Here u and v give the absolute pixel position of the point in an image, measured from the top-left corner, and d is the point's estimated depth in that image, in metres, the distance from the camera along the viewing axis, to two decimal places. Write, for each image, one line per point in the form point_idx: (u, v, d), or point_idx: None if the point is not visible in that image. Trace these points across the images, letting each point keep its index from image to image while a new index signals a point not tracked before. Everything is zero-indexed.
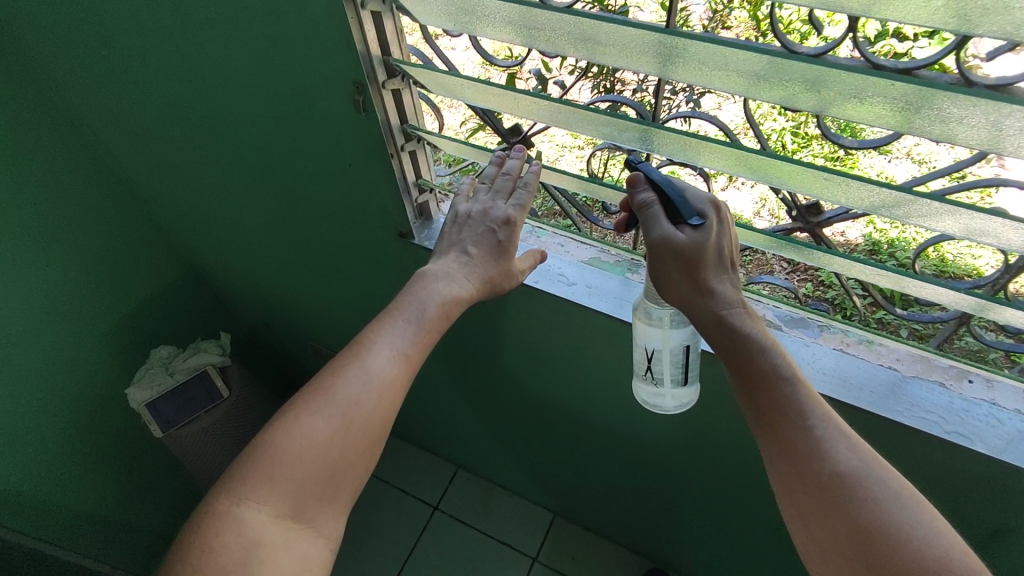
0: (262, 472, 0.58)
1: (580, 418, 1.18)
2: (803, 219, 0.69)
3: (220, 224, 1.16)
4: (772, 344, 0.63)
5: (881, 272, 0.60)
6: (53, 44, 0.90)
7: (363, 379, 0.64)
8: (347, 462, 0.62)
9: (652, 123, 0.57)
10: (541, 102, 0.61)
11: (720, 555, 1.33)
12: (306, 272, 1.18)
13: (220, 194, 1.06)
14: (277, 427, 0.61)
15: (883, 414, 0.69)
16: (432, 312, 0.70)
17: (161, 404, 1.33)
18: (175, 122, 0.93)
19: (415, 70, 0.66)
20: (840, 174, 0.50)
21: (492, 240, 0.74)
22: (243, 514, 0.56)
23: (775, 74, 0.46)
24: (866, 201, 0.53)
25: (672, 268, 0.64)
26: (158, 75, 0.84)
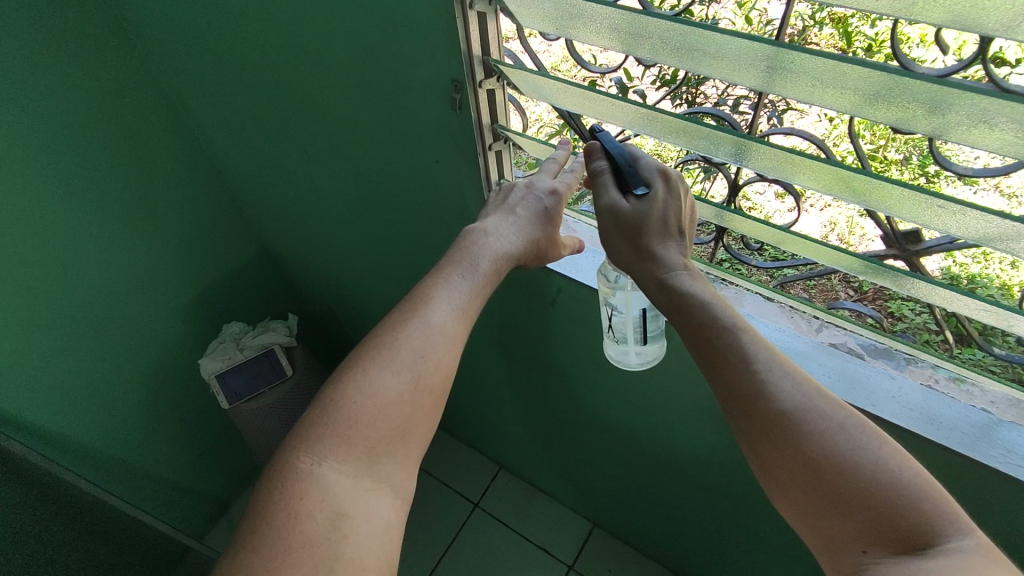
0: (338, 429, 0.59)
1: (633, 430, 1.17)
2: (900, 246, 0.67)
3: (300, 211, 1.22)
4: (714, 296, 0.65)
5: (987, 307, 0.57)
6: (171, 33, 0.97)
7: (419, 327, 0.66)
8: (412, 415, 0.63)
9: (748, 136, 0.56)
10: (634, 109, 0.61)
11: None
12: (376, 262, 1.21)
13: (304, 181, 1.11)
14: (340, 380, 0.63)
15: (973, 456, 0.66)
16: (486, 269, 0.72)
17: (230, 377, 1.38)
18: (272, 112, 0.98)
19: (511, 70, 0.67)
20: (956, 202, 0.48)
21: (539, 207, 0.75)
22: (322, 472, 0.57)
23: (894, 94, 0.44)
24: (978, 231, 0.51)
25: (616, 233, 0.69)
26: (263, 65, 0.88)
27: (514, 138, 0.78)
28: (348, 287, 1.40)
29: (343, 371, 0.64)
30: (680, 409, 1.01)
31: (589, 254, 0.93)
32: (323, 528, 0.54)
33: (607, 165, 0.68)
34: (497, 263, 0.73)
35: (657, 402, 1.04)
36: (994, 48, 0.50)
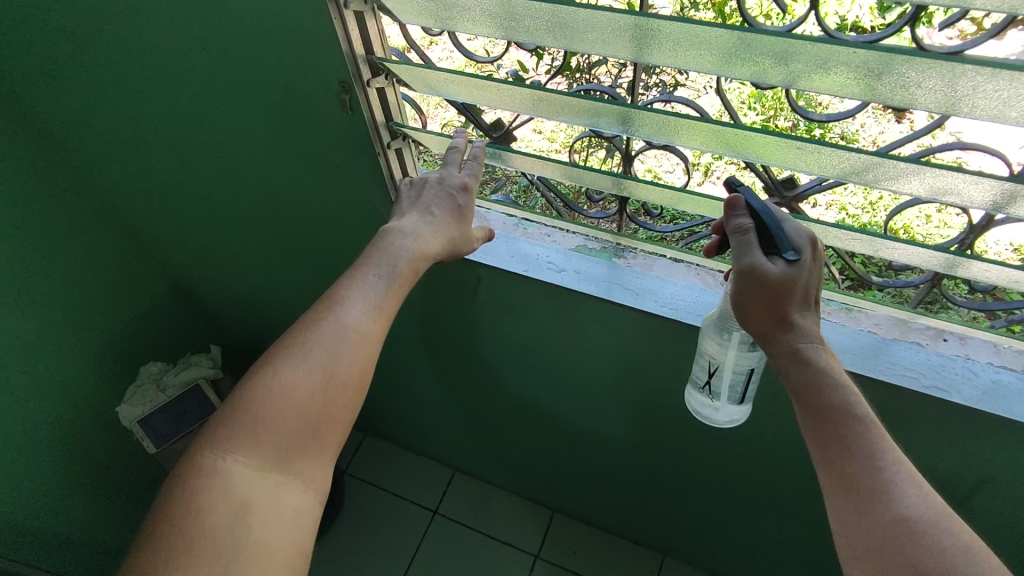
0: (250, 427, 0.62)
1: (573, 410, 1.20)
2: (779, 194, 0.73)
3: (205, 237, 1.17)
4: (845, 380, 0.63)
5: (856, 236, 0.63)
6: (27, 65, 0.91)
7: (334, 322, 0.67)
8: (329, 414, 0.65)
9: (631, 105, 0.59)
10: (522, 91, 0.63)
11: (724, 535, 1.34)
12: (289, 277, 1.17)
13: (203, 206, 1.06)
14: (257, 386, 0.63)
15: (867, 373, 0.73)
16: (404, 270, 0.72)
17: (154, 421, 1.33)
18: (156, 134, 0.94)
19: (398, 67, 0.67)
20: (813, 144, 0.53)
21: (451, 205, 0.76)
22: (233, 470, 0.60)
23: (744, 51, 0.48)
24: (838, 168, 0.56)
25: (756, 297, 0.63)
26: (139, 85, 0.84)
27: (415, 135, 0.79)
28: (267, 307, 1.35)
29: (263, 371, 0.64)
30: (616, 376, 1.04)
31: (505, 241, 0.94)
32: (227, 519, 0.57)
33: (751, 223, 0.64)
34: (412, 264, 0.72)
35: (594, 373, 1.06)
36: (849, 17, 0.56)
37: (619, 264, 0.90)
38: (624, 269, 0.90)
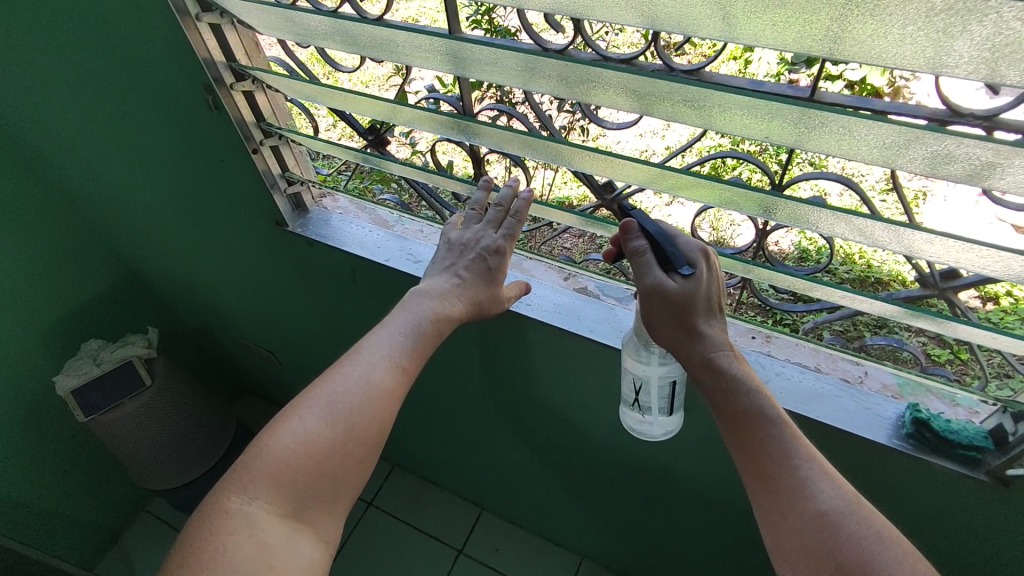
0: (269, 473, 0.56)
1: (706, 541, 1.08)
2: (934, 285, 0.59)
3: (312, 350, 1.20)
4: None
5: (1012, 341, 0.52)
6: (177, 219, 1.02)
7: (794, 473, 0.53)
8: (346, 467, 0.59)
9: (775, 193, 0.55)
10: (644, 167, 0.59)
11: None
12: (322, 338, 1.12)
13: (323, 328, 1.09)
14: (276, 439, 0.58)
15: None
16: (744, 408, 0.56)
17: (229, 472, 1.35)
18: (290, 273, 0.98)
19: (509, 134, 0.65)
20: (984, 244, 0.46)
21: (483, 267, 0.71)
22: (253, 515, 0.54)
23: (916, 146, 0.42)
24: (1014, 272, 0.48)
25: None
26: (277, 233, 0.90)
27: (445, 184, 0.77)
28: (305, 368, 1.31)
29: (263, 436, 0.58)
30: (704, 478, 0.94)
31: (567, 294, 0.80)
32: (245, 561, 0.52)
33: None
34: (743, 397, 0.56)
35: (697, 482, 0.96)
36: None
37: None
38: None
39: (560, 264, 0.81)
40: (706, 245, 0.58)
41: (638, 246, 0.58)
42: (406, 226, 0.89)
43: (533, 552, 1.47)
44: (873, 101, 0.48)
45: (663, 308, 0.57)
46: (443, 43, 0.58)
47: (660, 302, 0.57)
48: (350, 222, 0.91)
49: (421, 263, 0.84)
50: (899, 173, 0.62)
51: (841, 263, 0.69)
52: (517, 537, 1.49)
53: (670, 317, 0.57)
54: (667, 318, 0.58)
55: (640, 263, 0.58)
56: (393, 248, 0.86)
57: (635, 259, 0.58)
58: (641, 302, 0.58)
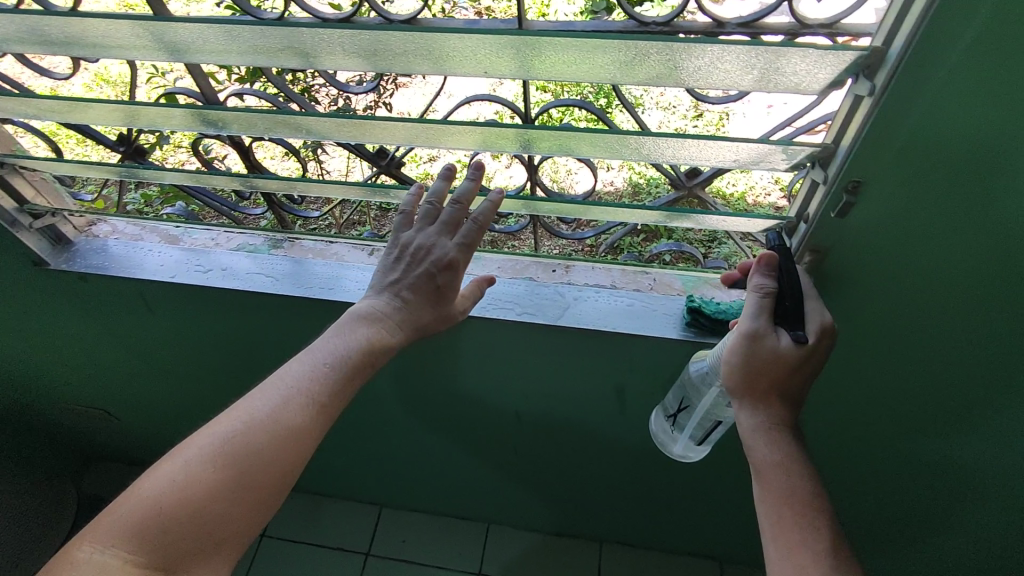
0: (137, 519, 0.51)
1: (577, 473, 1.14)
2: (682, 185, 0.66)
3: (138, 391, 1.10)
4: (817, 214, 0.55)
5: (743, 218, 0.59)
6: None
7: (827, 572, 0.51)
8: (234, 518, 0.53)
9: (526, 126, 0.56)
10: (401, 124, 0.58)
11: (671, 535, 1.32)
12: (151, 372, 1.03)
13: (136, 363, 1.00)
14: (153, 481, 0.53)
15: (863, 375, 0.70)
16: (797, 489, 0.55)
17: None
18: (74, 312, 0.89)
19: (258, 116, 0.61)
20: (695, 137, 0.51)
21: (429, 284, 0.63)
22: (107, 563, 0.50)
23: (608, 54, 0.45)
24: (728, 160, 0.54)
25: (805, 196, 0.57)
26: (39, 268, 0.81)
27: (215, 181, 0.71)
28: (147, 415, 1.20)
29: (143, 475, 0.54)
30: (552, 422, 0.98)
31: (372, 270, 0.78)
32: None
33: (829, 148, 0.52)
34: (798, 482, 0.55)
35: (551, 427, 1.00)
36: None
37: (540, 281, 0.75)
38: (545, 287, 0.74)
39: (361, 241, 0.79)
40: (832, 321, 0.55)
41: (759, 284, 0.56)
42: (194, 237, 0.83)
43: (440, 534, 1.46)
44: (576, 24, 0.50)
45: (755, 359, 0.55)
46: (139, 26, 0.51)
47: (762, 355, 0.55)
48: (131, 245, 0.82)
49: (210, 272, 0.79)
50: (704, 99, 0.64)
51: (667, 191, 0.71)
52: (422, 524, 1.48)
53: (765, 373, 0.55)
54: (754, 371, 0.56)
55: (757, 301, 0.56)
56: (178, 262, 0.80)
57: (754, 296, 0.56)
58: (732, 342, 0.56)
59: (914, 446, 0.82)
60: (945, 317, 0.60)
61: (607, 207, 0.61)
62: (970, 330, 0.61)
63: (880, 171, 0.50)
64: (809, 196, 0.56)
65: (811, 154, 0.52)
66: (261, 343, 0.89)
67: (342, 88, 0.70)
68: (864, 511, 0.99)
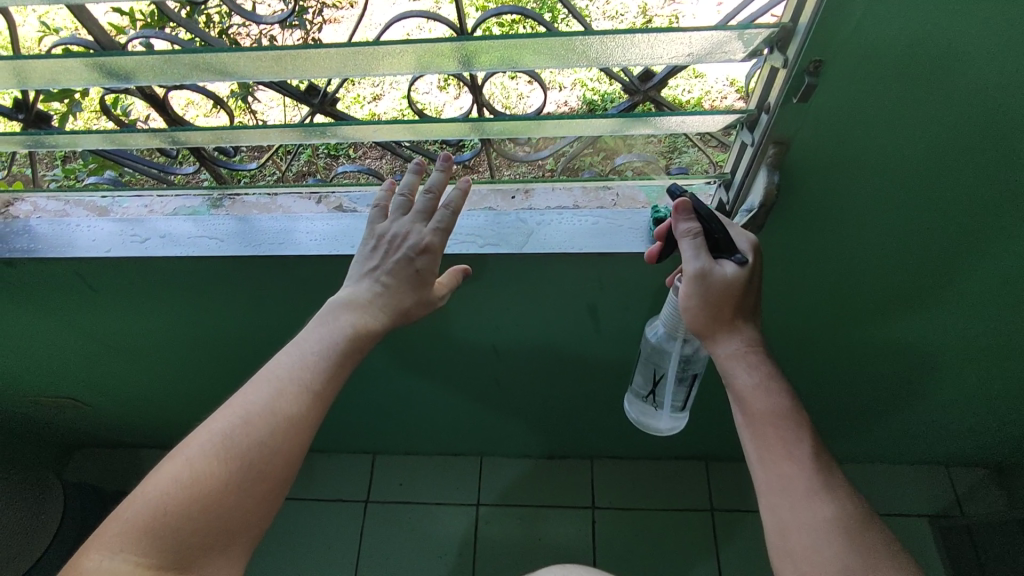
0: (143, 522, 0.50)
1: (561, 396, 1.16)
2: (637, 88, 0.63)
3: (100, 375, 1.06)
4: (778, 103, 0.52)
5: (702, 117, 0.55)
6: None
7: (811, 477, 0.59)
8: (241, 511, 0.53)
9: (463, 38, 0.51)
10: (327, 51, 0.52)
11: (657, 442, 1.37)
12: (109, 354, 0.98)
13: (91, 347, 0.96)
14: (153, 483, 0.52)
15: (832, 261, 0.70)
16: (770, 409, 0.61)
17: (65, 533, 1.22)
18: (11, 300, 0.83)
19: (163, 61, 0.54)
20: (645, 30, 0.47)
21: (408, 270, 0.61)
22: (117, 568, 0.49)
23: None
24: (683, 55, 0.50)
25: (766, 85, 0.53)
26: None
27: (132, 140, 0.65)
28: (116, 397, 1.16)
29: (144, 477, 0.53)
30: (531, 351, 0.98)
31: (322, 217, 0.74)
32: None
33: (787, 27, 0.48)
34: (772, 397, 0.61)
35: (531, 356, 1.00)
36: None
37: (503, 209, 0.72)
38: (509, 214, 0.71)
39: (307, 189, 0.74)
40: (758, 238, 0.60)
41: (689, 228, 0.58)
42: (124, 206, 0.77)
43: (436, 472, 1.49)
44: None
45: (711, 293, 0.59)
46: None
47: (712, 285, 0.59)
48: (60, 221, 0.76)
49: (148, 241, 0.74)
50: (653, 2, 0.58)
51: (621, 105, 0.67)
52: (416, 465, 1.51)
53: (719, 301, 0.60)
54: (713, 305, 0.60)
55: (694, 242, 0.58)
56: (112, 234, 0.75)
57: (687, 240, 0.58)
58: (686, 285, 0.60)
59: (882, 327, 0.84)
60: (908, 190, 0.60)
61: (560, 119, 0.57)
62: (932, 199, 0.61)
63: (842, 48, 0.47)
64: (769, 85, 0.53)
65: (769, 37, 0.48)
66: (219, 309, 0.86)
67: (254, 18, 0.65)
68: (836, 393, 1.03)
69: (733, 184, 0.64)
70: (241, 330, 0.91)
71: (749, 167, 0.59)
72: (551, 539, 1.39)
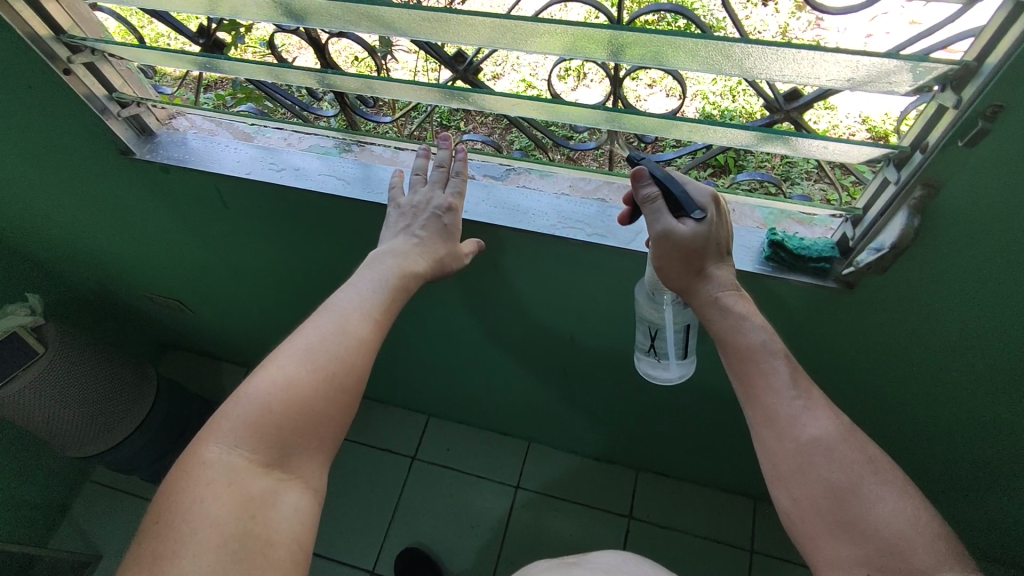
0: (251, 419, 0.53)
1: (623, 401, 1.16)
2: (778, 108, 0.61)
3: (213, 288, 1.17)
4: (938, 143, 0.49)
5: (850, 148, 0.53)
6: (25, 171, 0.94)
7: (791, 403, 0.59)
8: (327, 417, 0.56)
9: (618, 28, 0.51)
10: (483, 20, 0.54)
11: (709, 469, 1.34)
12: (224, 269, 1.08)
13: (211, 258, 1.05)
14: (253, 385, 0.54)
15: (950, 325, 0.66)
16: (747, 342, 0.61)
17: (154, 418, 1.35)
18: (155, 203, 0.93)
19: (335, 7, 0.58)
20: (804, 48, 0.46)
21: (437, 225, 0.67)
22: (235, 463, 0.51)
23: None
24: (839, 78, 0.48)
25: (929, 124, 0.50)
26: (125, 160, 0.85)
27: (289, 76, 0.71)
28: (218, 310, 1.28)
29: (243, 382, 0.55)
30: (607, 349, 0.99)
31: None
32: (230, 512, 0.49)
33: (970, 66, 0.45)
34: (749, 332, 0.61)
35: (605, 354, 1.01)
36: None
37: (612, 203, 0.73)
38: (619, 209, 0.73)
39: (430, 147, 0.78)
40: (715, 189, 0.60)
41: (650, 192, 0.60)
42: (268, 136, 0.84)
43: (483, 447, 1.53)
44: None
45: (675, 251, 0.60)
46: None
47: (674, 245, 0.59)
48: (207, 140, 0.84)
49: (282, 170, 0.80)
50: (794, 26, 0.61)
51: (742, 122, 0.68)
52: (466, 436, 1.55)
53: (683, 258, 0.61)
54: (680, 259, 0.61)
55: (652, 208, 0.60)
56: (253, 159, 0.82)
57: (647, 205, 0.60)
58: (653, 246, 0.61)
59: (990, 406, 0.78)
60: None
61: (697, 122, 0.56)
62: None
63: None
64: (932, 122, 0.50)
65: (945, 74, 0.46)
66: (329, 247, 0.92)
67: None
68: (918, 464, 0.97)
69: (862, 220, 0.60)
70: (341, 270, 0.97)
71: (888, 207, 0.56)
72: (582, 539, 1.39)
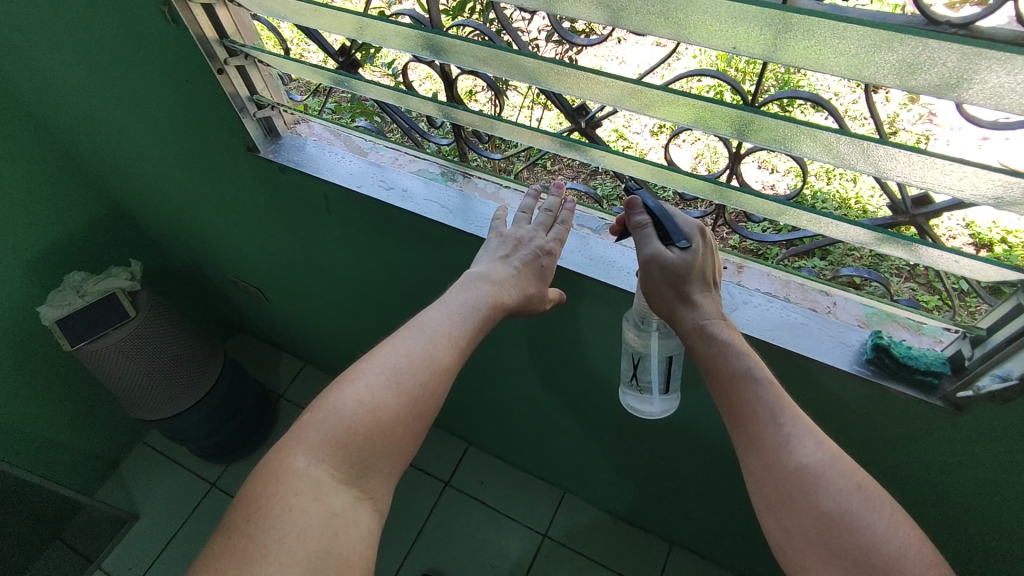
0: (336, 436, 0.54)
1: (672, 472, 1.12)
2: (905, 210, 0.60)
3: (295, 284, 1.23)
4: None
5: (980, 266, 0.51)
6: (159, 153, 1.03)
7: (778, 429, 0.55)
8: (402, 440, 0.56)
9: (750, 109, 0.51)
10: (615, 82, 0.55)
11: (753, 563, 1.26)
12: (310, 269, 1.13)
13: (300, 258, 1.11)
14: (337, 399, 0.55)
15: None
16: (733, 369, 0.58)
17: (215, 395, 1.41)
18: (263, 199, 0.99)
19: (474, 48, 0.61)
20: (948, 159, 0.44)
21: (535, 262, 0.68)
22: (319, 478, 0.52)
23: (896, 46, 0.39)
24: (981, 193, 0.46)
25: None
26: (246, 157, 0.91)
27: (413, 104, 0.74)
28: (294, 305, 1.33)
29: (329, 395, 0.56)
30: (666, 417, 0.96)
31: None
32: (314, 526, 0.50)
33: None
34: (732, 359, 0.58)
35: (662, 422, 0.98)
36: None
37: None
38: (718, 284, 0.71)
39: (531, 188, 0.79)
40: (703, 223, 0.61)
41: (641, 221, 0.62)
42: (381, 153, 0.88)
43: (516, 487, 1.51)
44: (850, 9, 0.43)
45: (660, 277, 0.60)
46: None
47: (659, 270, 0.60)
48: (324, 148, 0.89)
49: (392, 190, 0.84)
50: (903, 117, 0.59)
51: (835, 208, 0.67)
52: (501, 473, 1.53)
53: (668, 285, 0.60)
54: (664, 286, 0.60)
55: (641, 235, 0.61)
56: (364, 173, 0.86)
57: (637, 232, 0.61)
58: (640, 272, 0.61)
59: None
60: None
61: (814, 213, 0.55)
62: None
63: None
64: None
65: None
66: (414, 267, 0.94)
67: (569, 38, 0.67)
68: None
69: (984, 342, 0.56)
70: (419, 291, 0.99)
71: (1017, 338, 0.52)
72: None
